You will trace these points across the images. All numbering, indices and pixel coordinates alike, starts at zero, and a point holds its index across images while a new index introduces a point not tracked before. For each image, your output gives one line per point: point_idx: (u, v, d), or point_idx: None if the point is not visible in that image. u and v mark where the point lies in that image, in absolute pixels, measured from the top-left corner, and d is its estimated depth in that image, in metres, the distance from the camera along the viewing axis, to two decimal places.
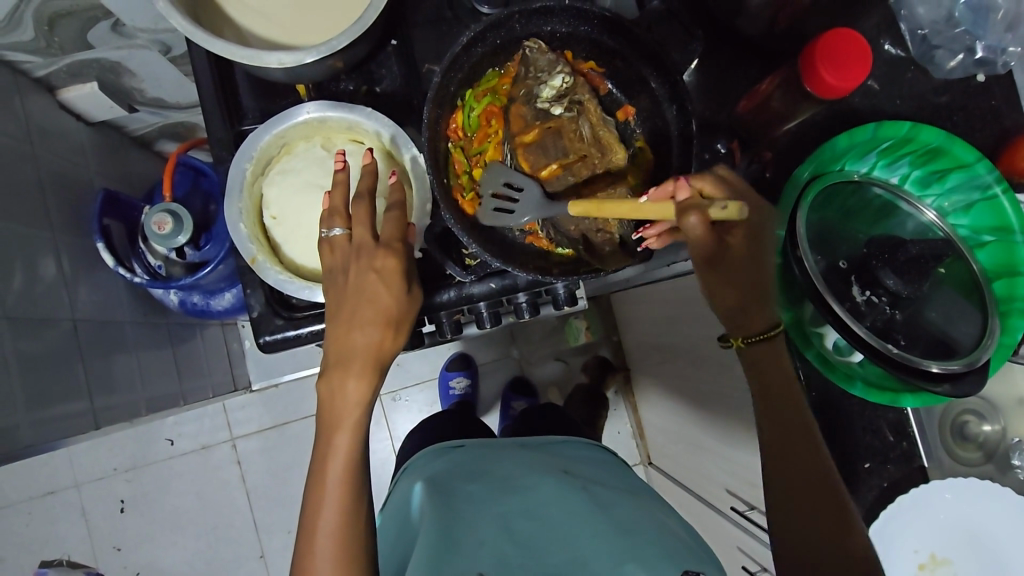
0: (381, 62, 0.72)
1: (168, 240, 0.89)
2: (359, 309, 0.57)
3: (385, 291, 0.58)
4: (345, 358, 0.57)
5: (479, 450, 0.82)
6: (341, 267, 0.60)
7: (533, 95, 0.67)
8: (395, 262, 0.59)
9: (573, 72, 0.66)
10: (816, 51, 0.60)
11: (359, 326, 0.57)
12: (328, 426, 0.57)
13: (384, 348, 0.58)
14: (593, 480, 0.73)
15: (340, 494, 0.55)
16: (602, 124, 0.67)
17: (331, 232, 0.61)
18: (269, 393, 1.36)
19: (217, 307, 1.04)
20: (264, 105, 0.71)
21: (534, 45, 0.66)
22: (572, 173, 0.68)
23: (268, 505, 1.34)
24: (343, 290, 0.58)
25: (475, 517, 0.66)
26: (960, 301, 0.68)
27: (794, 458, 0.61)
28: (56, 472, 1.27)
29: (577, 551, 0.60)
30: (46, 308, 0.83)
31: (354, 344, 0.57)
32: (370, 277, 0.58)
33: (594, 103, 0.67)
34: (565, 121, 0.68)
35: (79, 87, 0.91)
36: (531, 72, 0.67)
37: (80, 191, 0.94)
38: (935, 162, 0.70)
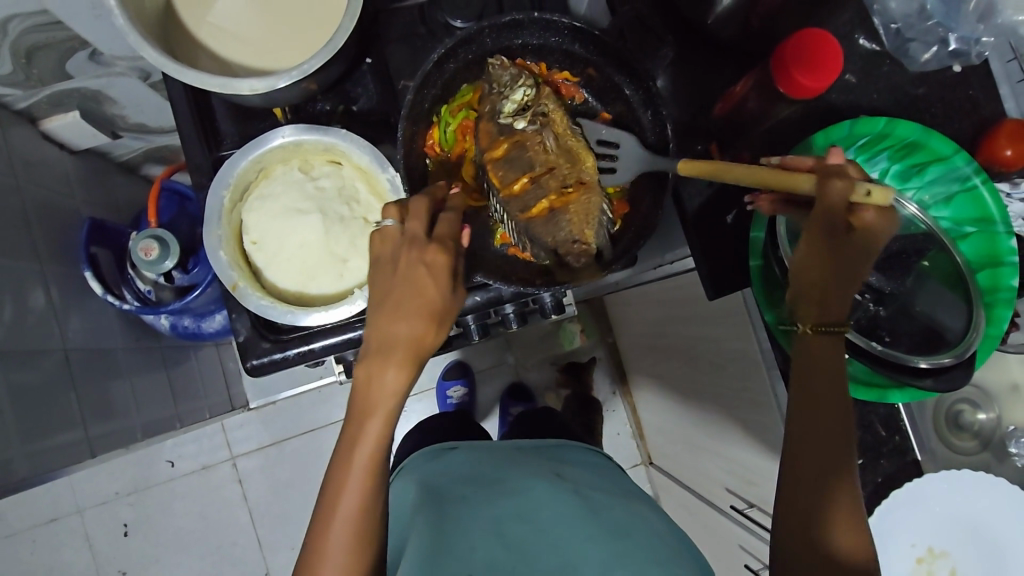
0: (357, 81, 0.72)
1: (155, 265, 0.89)
2: (406, 300, 0.54)
3: (433, 282, 0.55)
4: (387, 347, 0.54)
5: (474, 453, 0.82)
6: (390, 254, 0.56)
7: (496, 111, 0.66)
8: (447, 258, 0.55)
9: (536, 84, 0.65)
10: (786, 55, 0.61)
11: (402, 316, 0.54)
12: (360, 415, 0.54)
13: (426, 342, 0.55)
14: (587, 485, 0.73)
15: (359, 489, 0.53)
16: (570, 134, 0.65)
17: (382, 222, 0.57)
18: (267, 411, 1.35)
19: (209, 329, 1.04)
20: (242, 129, 0.72)
21: (495, 62, 0.65)
22: (543, 187, 0.67)
23: (272, 522, 1.34)
24: (392, 279, 0.55)
25: (468, 524, 0.66)
26: (947, 294, 0.67)
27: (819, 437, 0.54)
28: (58, 499, 1.27)
29: (568, 556, 0.59)
30: (38, 340, 0.83)
31: (398, 336, 0.53)
32: (419, 270, 0.55)
33: (560, 113, 0.66)
34: (530, 135, 0.66)
35: (60, 116, 0.91)
36: (494, 88, 0.66)
37: (67, 219, 0.94)
38: (914, 155, 0.71)
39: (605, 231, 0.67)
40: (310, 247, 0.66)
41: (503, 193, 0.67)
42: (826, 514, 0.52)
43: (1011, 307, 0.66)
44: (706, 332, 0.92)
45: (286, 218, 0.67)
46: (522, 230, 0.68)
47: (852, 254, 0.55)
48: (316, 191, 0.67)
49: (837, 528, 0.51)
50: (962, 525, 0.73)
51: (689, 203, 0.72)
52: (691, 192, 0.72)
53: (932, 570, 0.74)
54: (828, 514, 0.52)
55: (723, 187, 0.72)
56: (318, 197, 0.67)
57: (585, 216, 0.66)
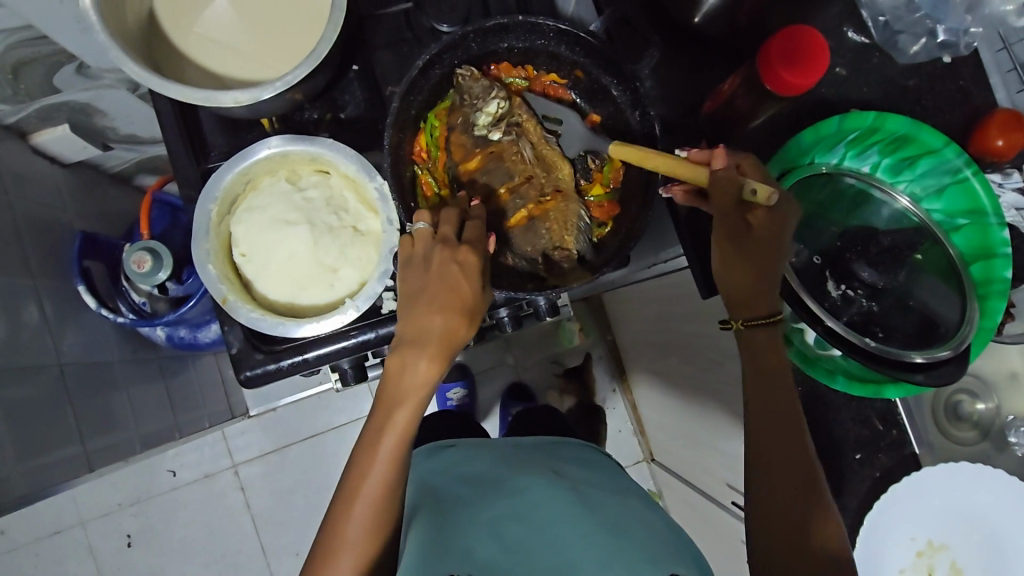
0: (344, 88, 0.72)
1: (149, 277, 0.89)
2: (438, 294, 0.56)
3: (465, 279, 0.57)
4: (420, 338, 0.56)
5: (471, 453, 0.81)
6: (423, 252, 0.59)
7: (469, 123, 0.68)
8: (478, 259, 0.58)
9: (508, 96, 0.68)
10: (773, 56, 0.60)
11: (434, 309, 0.56)
12: (390, 402, 0.56)
13: (456, 337, 0.56)
14: (584, 482, 0.73)
15: (382, 473, 0.54)
16: (544, 144, 0.68)
17: (415, 225, 0.61)
18: (268, 418, 1.35)
19: (205, 339, 1.04)
20: (230, 140, 0.71)
21: (464, 73, 0.66)
22: (521, 196, 0.69)
23: (275, 529, 1.34)
24: (426, 275, 0.57)
25: (469, 521, 0.66)
26: (940, 286, 0.67)
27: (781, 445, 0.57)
28: (60, 511, 1.27)
29: (565, 555, 0.59)
30: (32, 355, 0.83)
31: (430, 329, 0.56)
32: (451, 269, 0.58)
33: (533, 124, 0.69)
34: (506, 145, 0.69)
35: (50, 130, 0.91)
36: (466, 99, 0.67)
37: (59, 234, 0.93)
38: (905, 148, 0.70)
39: (586, 238, 0.69)
40: (298, 259, 0.66)
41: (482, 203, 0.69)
42: (811, 518, 0.54)
43: (1004, 299, 0.66)
44: (704, 329, 0.92)
45: (273, 230, 0.66)
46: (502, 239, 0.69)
47: (763, 247, 0.58)
48: (303, 202, 0.67)
49: (822, 530, 0.54)
50: (962, 518, 0.73)
51: (680, 202, 0.72)
52: None
53: (932, 562, 0.74)
54: (812, 518, 0.54)
55: None
56: (306, 208, 0.67)
57: (564, 224, 0.68)
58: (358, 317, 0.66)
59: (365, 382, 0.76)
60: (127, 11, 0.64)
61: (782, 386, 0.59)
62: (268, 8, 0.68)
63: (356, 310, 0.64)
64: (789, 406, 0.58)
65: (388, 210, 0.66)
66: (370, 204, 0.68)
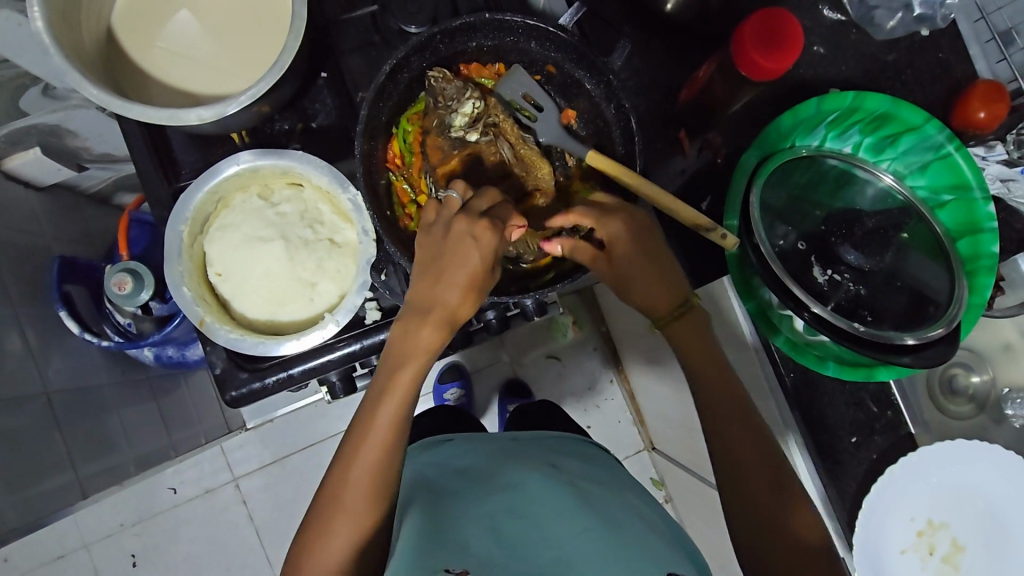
0: (315, 97, 0.71)
1: (131, 299, 0.87)
2: (450, 269, 0.56)
3: (478, 254, 0.56)
4: (428, 308, 0.56)
5: (469, 446, 0.81)
6: (443, 222, 0.58)
7: (445, 125, 0.66)
8: (495, 238, 0.56)
9: (484, 95, 0.66)
10: (761, 58, 0.59)
11: (444, 283, 0.56)
12: (394, 363, 0.57)
13: (462, 314, 0.57)
14: (580, 475, 0.73)
15: (381, 438, 0.55)
16: (521, 143, 0.66)
17: (448, 194, 0.60)
18: (266, 429, 1.32)
19: (194, 356, 1.03)
20: (201, 157, 0.70)
21: (438, 74, 0.64)
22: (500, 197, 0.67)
23: (280, 540, 1.31)
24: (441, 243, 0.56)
25: (465, 512, 0.64)
26: (928, 263, 0.67)
27: (751, 469, 0.58)
28: (63, 535, 1.25)
29: (560, 549, 0.58)
30: (15, 386, 0.82)
31: (436, 301, 0.56)
32: (466, 242, 0.56)
33: (511, 124, 0.66)
34: (484, 146, 0.67)
35: (21, 155, 0.87)
36: (440, 102, 0.65)
37: (37, 259, 0.91)
38: (886, 127, 0.69)
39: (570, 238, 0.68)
40: (275, 276, 0.66)
41: None
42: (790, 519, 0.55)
43: (993, 274, 0.66)
44: None
45: (248, 248, 0.65)
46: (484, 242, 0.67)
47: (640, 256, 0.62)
48: (277, 217, 0.66)
49: (800, 526, 0.55)
50: (963, 498, 0.72)
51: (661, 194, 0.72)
52: (662, 181, 0.73)
53: (933, 542, 0.73)
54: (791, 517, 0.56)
55: (695, 175, 0.73)
56: (281, 223, 0.66)
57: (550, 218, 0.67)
58: (341, 332, 0.65)
59: (354, 393, 0.75)
60: (82, 32, 0.63)
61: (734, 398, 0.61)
62: (231, 19, 0.67)
63: (332, 326, 0.63)
64: (744, 420, 0.60)
65: (364, 220, 0.65)
66: (346, 216, 0.68)
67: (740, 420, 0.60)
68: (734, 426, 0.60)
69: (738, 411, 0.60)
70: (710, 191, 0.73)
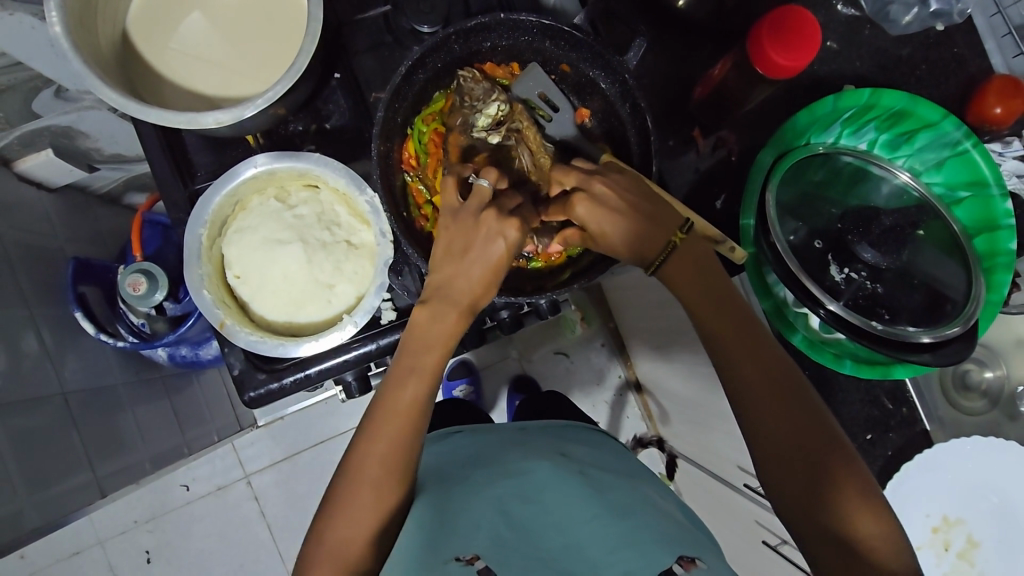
0: (328, 97, 0.71)
1: (145, 299, 0.88)
2: (476, 259, 0.57)
3: (505, 250, 0.57)
4: (454, 296, 0.58)
5: (479, 437, 0.80)
6: (470, 212, 0.59)
7: (469, 124, 0.67)
8: (521, 238, 0.58)
9: (509, 99, 0.66)
10: (786, 64, 0.59)
11: (468, 275, 0.57)
12: (421, 348, 0.58)
13: (482, 302, 0.59)
14: (590, 463, 0.72)
15: (400, 420, 0.56)
16: (541, 151, 0.66)
17: (478, 179, 0.60)
18: (276, 426, 1.32)
19: (207, 355, 1.04)
20: (215, 159, 0.70)
21: (466, 75, 0.66)
22: None
23: (291, 536, 1.31)
24: (473, 231, 0.57)
25: (476, 501, 0.64)
26: (945, 260, 0.66)
27: (786, 445, 0.52)
28: (76, 533, 1.25)
29: (571, 535, 0.58)
30: (31, 384, 0.82)
31: (461, 290, 0.58)
32: (495, 240, 0.57)
33: (533, 130, 0.66)
34: (505, 149, 0.67)
35: (34, 156, 0.87)
36: (466, 101, 0.67)
37: (52, 260, 0.92)
38: (902, 123, 0.69)
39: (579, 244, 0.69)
40: (294, 279, 0.66)
41: None
42: (838, 504, 0.50)
43: (1010, 271, 0.66)
44: None
45: (266, 251, 0.66)
46: None
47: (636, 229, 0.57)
48: (295, 221, 0.67)
49: (850, 512, 0.49)
50: (978, 496, 0.72)
51: (676, 190, 0.72)
52: (675, 177, 0.73)
53: (948, 539, 0.72)
54: (839, 504, 0.50)
55: (709, 173, 0.73)
56: (298, 225, 0.67)
57: None
58: (359, 330, 0.65)
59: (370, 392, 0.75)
60: (98, 34, 0.63)
61: (772, 367, 0.54)
62: (246, 19, 0.67)
63: (351, 327, 0.64)
64: (784, 394, 0.53)
65: (379, 220, 0.66)
66: (364, 219, 0.68)
67: (781, 398, 0.53)
68: (766, 403, 0.53)
69: (775, 392, 0.53)
70: (724, 188, 0.73)
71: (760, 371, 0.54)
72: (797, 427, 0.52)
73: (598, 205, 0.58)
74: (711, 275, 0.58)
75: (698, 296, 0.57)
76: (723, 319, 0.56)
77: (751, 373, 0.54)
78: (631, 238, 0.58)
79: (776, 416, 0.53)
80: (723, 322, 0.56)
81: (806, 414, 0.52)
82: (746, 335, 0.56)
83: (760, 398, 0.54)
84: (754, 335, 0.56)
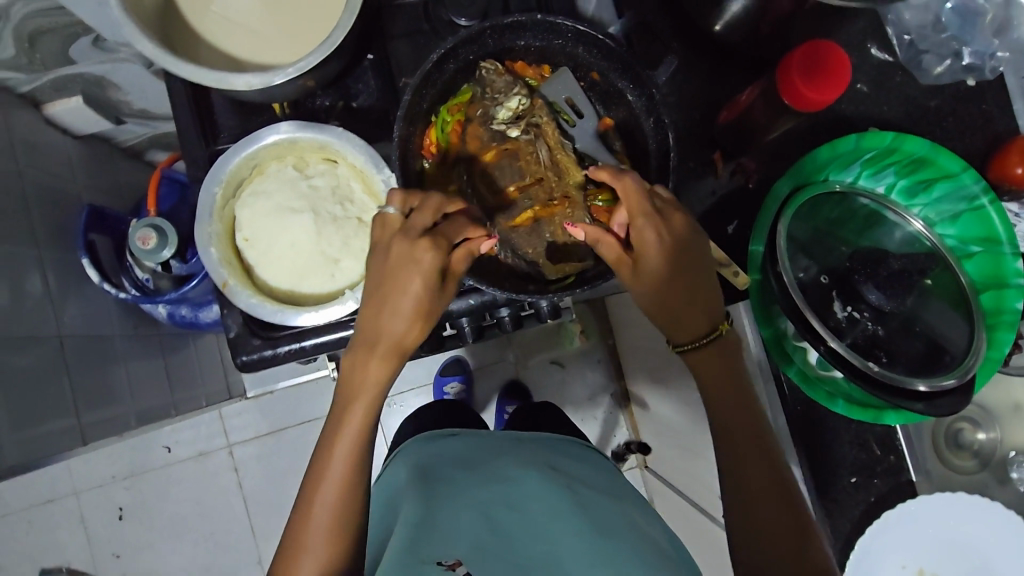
0: (358, 77, 0.71)
1: (153, 254, 0.89)
2: (392, 292, 0.55)
3: (420, 277, 0.55)
4: (373, 338, 0.56)
5: (472, 443, 0.80)
6: (386, 243, 0.57)
7: (489, 116, 0.67)
8: (437, 259, 0.55)
9: (532, 94, 0.67)
10: (814, 96, 0.59)
11: (393, 312, 0.56)
12: (356, 380, 0.57)
13: (409, 338, 0.56)
14: (579, 480, 0.72)
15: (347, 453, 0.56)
16: (560, 148, 0.65)
17: (387, 208, 0.58)
18: (265, 399, 1.33)
19: (206, 319, 1.04)
20: (239, 123, 0.71)
21: (489, 66, 0.66)
22: (529, 198, 0.68)
23: (266, 511, 1.31)
24: (383, 267, 0.56)
25: (462, 508, 0.64)
26: (949, 312, 0.66)
27: (756, 490, 0.55)
28: (54, 479, 1.26)
29: (553, 548, 0.58)
30: (29, 324, 0.83)
31: (384, 326, 0.56)
32: (407, 267, 0.55)
33: (552, 127, 0.66)
34: (522, 144, 0.67)
35: (64, 101, 0.90)
36: (488, 93, 0.66)
37: (68, 205, 0.93)
38: (921, 171, 0.69)
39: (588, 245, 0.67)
40: (302, 247, 0.66)
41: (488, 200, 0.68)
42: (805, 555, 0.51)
43: (1014, 330, 0.65)
44: None
45: (278, 217, 0.66)
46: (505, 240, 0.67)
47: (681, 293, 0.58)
48: (309, 190, 0.67)
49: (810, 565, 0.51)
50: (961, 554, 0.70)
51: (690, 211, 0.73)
52: (692, 199, 0.73)
53: None
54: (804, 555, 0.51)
55: (725, 198, 0.73)
56: (311, 196, 0.67)
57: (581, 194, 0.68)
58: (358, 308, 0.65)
59: None
60: None
61: (754, 418, 0.58)
62: None
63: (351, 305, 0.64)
64: (762, 445, 0.56)
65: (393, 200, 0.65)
66: (379, 199, 0.68)
67: (761, 446, 0.56)
68: (744, 446, 0.56)
69: (755, 441, 0.56)
70: (738, 215, 0.73)
71: (741, 418, 0.58)
72: (771, 473, 0.55)
73: (670, 250, 0.58)
74: (729, 353, 0.60)
75: (720, 387, 0.58)
76: (736, 416, 0.58)
77: (732, 418, 0.58)
78: (676, 299, 0.58)
79: (754, 462, 0.56)
80: (736, 417, 0.58)
81: (778, 465, 0.55)
82: (724, 367, 0.59)
83: (739, 445, 0.57)
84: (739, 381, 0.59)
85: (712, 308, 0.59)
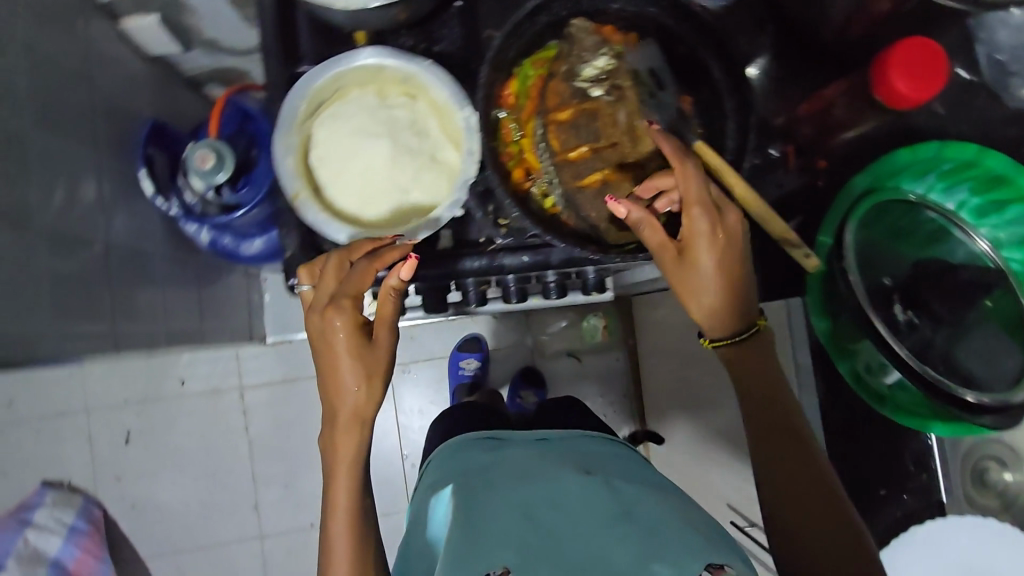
0: (443, 23, 0.72)
1: (208, 176, 0.91)
2: (326, 355, 0.59)
3: (344, 337, 0.59)
4: (334, 411, 0.60)
5: (507, 444, 0.80)
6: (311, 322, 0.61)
7: (574, 73, 0.68)
8: (352, 318, 0.59)
9: (618, 58, 0.68)
10: (905, 91, 0.59)
11: (340, 384, 0.59)
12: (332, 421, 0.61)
13: (366, 401, 0.60)
14: (615, 475, 0.71)
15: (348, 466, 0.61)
16: (638, 113, 0.67)
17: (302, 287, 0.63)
18: (283, 348, 1.34)
19: (247, 252, 1.06)
20: (319, 51, 0.71)
21: (581, 24, 0.66)
22: (601, 158, 0.67)
23: (269, 457, 1.32)
24: (316, 341, 0.60)
25: (504, 509, 0.64)
26: (1003, 338, 0.64)
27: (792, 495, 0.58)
28: (67, 394, 1.27)
29: (599, 553, 0.57)
30: (81, 228, 0.82)
31: (340, 393, 0.60)
32: (331, 331, 0.59)
33: (634, 92, 0.67)
34: (602, 105, 0.67)
35: (140, 18, 0.89)
36: (576, 50, 0.67)
37: (127, 120, 0.93)
38: (998, 190, 0.66)
39: None
40: (373, 173, 0.67)
41: (559, 156, 0.67)
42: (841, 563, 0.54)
43: None
44: None
45: (354, 141, 0.67)
46: (571, 197, 0.67)
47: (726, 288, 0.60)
48: (388, 119, 0.68)
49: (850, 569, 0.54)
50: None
51: None
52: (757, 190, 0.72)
53: None
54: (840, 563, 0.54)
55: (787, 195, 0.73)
56: (389, 126, 0.68)
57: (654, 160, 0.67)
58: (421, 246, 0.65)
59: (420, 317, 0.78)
60: None
61: (785, 424, 0.60)
62: None
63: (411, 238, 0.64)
64: (795, 451, 0.59)
65: (471, 140, 0.64)
66: (455, 140, 0.68)
67: (796, 444, 0.59)
68: (777, 452, 0.59)
69: (785, 444, 0.59)
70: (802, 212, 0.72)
71: (774, 421, 0.60)
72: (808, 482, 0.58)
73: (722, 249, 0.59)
74: (759, 345, 0.61)
75: (753, 385, 0.61)
76: (766, 417, 0.60)
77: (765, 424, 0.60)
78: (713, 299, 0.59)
79: (790, 472, 0.59)
80: (766, 419, 0.60)
81: (814, 465, 0.58)
82: (751, 357, 0.61)
83: (772, 451, 0.60)
84: (769, 382, 0.61)
85: (747, 303, 0.61)
